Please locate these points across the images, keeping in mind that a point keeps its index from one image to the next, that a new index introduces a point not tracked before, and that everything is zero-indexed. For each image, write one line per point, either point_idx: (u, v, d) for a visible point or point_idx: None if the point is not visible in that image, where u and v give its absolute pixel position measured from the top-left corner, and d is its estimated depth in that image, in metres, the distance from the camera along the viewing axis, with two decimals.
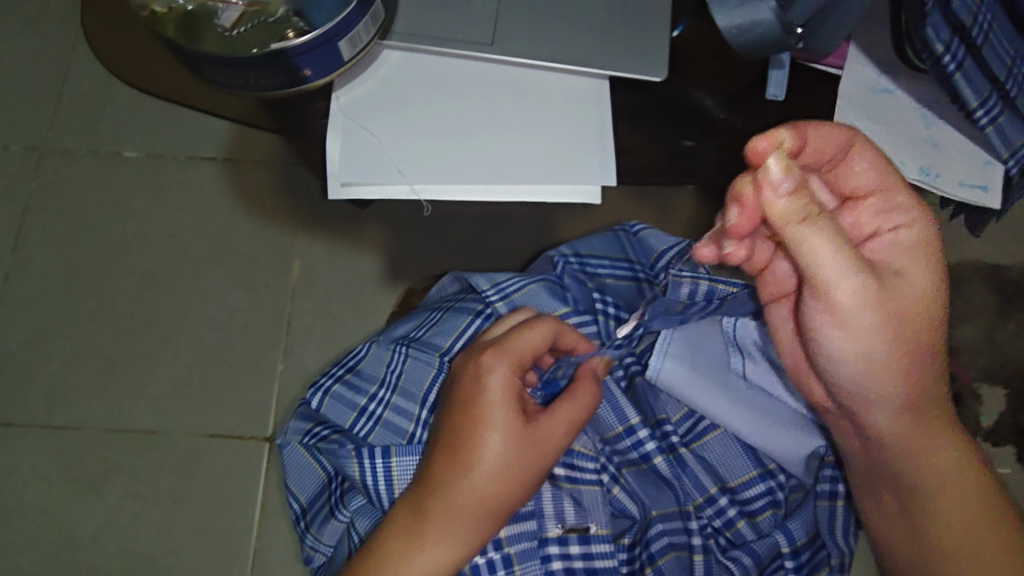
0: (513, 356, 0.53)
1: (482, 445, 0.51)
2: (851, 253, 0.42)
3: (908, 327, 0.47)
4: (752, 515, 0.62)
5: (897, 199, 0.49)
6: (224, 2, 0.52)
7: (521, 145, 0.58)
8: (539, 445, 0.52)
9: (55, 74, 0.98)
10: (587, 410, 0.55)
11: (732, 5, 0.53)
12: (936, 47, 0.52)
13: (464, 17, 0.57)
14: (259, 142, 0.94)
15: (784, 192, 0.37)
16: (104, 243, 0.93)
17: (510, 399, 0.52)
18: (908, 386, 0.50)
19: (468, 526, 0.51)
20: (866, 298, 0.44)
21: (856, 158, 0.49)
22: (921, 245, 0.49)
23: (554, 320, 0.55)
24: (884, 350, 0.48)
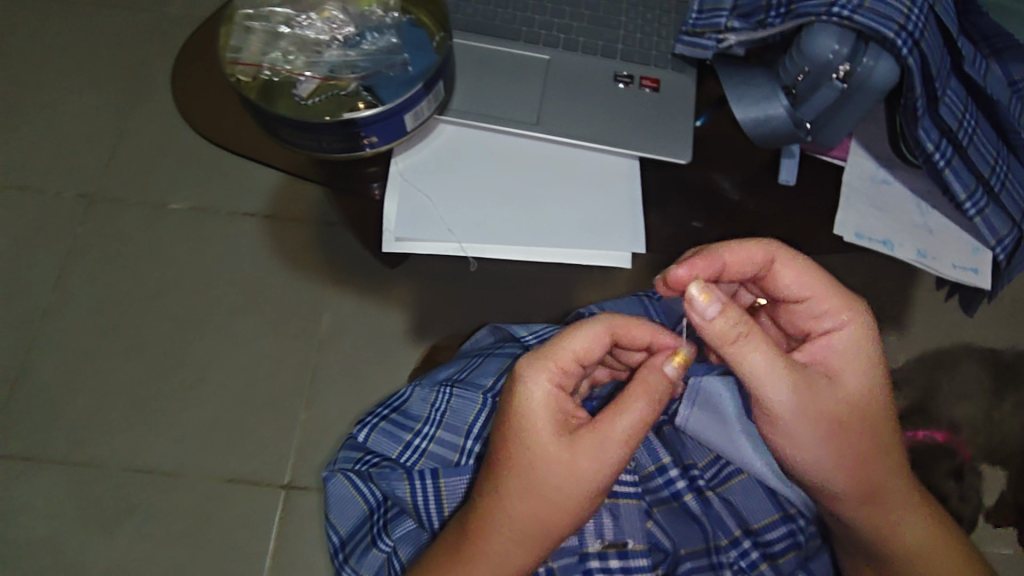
0: (551, 364, 0.50)
1: (520, 464, 0.50)
2: (778, 362, 0.49)
3: (848, 426, 0.52)
4: (775, 558, 0.61)
5: (832, 302, 0.53)
6: (304, 76, 0.59)
7: (562, 211, 0.64)
8: (586, 459, 0.49)
9: (114, 131, 1.05)
10: (637, 421, 0.49)
11: (749, 101, 0.61)
12: (928, 145, 0.60)
13: (515, 102, 0.65)
14: (300, 202, 1.01)
15: (711, 316, 0.46)
16: (144, 287, 0.98)
17: (549, 414, 0.50)
18: (859, 477, 0.54)
19: (512, 549, 0.51)
20: (801, 404, 0.50)
21: (782, 268, 0.53)
22: (859, 343, 0.53)
23: (603, 320, 0.52)
24: (830, 448, 0.52)
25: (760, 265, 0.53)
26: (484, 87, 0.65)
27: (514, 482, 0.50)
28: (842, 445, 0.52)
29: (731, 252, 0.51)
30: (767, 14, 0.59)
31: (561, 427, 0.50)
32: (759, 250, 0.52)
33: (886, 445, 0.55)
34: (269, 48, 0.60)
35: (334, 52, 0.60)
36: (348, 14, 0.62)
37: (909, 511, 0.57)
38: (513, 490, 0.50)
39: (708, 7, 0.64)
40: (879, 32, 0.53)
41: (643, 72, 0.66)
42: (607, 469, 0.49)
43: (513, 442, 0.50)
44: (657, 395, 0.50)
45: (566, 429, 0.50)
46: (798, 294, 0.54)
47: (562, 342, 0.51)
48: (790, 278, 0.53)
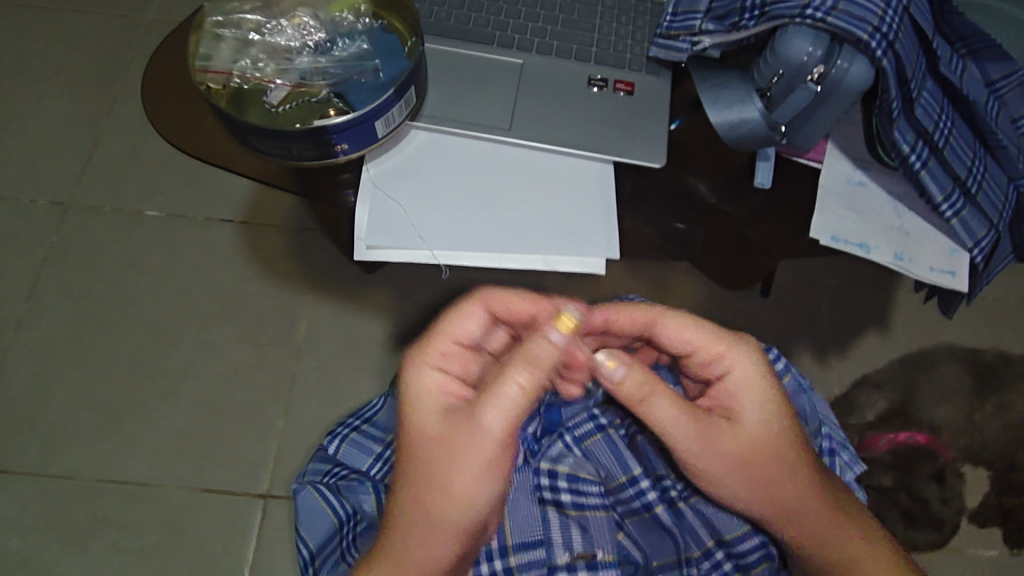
0: (427, 351, 0.53)
1: (410, 450, 0.51)
2: (676, 408, 0.51)
3: (745, 463, 0.54)
4: (748, 569, 0.63)
5: (717, 350, 0.55)
6: (274, 83, 0.58)
7: (535, 217, 0.63)
8: (467, 433, 0.49)
9: (88, 137, 1.04)
10: (512, 387, 0.48)
11: (724, 104, 0.60)
12: (904, 147, 0.60)
13: (488, 107, 0.64)
14: (277, 207, 1.00)
15: (615, 380, 0.50)
16: (118, 296, 0.96)
17: (432, 397, 0.51)
18: (780, 507, 0.56)
19: (423, 547, 0.51)
20: (703, 445, 0.53)
21: (666, 325, 0.54)
22: (751, 382, 0.54)
23: (475, 294, 0.53)
24: (741, 483, 0.54)
25: (642, 328, 0.55)
26: (457, 93, 0.64)
27: (408, 471, 0.51)
28: (747, 478, 0.54)
29: (620, 309, 0.54)
30: (741, 16, 0.59)
31: (445, 408, 0.51)
32: (641, 311, 0.54)
33: (797, 471, 0.55)
34: (239, 56, 0.58)
35: (305, 59, 0.59)
36: (320, 21, 0.61)
37: (852, 530, 0.57)
38: (409, 478, 0.51)
39: (682, 9, 0.64)
40: (852, 34, 0.53)
41: (617, 76, 0.66)
42: (492, 441, 0.49)
43: (402, 432, 0.52)
44: (536, 357, 0.47)
45: (449, 409, 0.51)
46: (686, 345, 0.55)
47: (438, 325, 0.54)
48: (674, 334, 0.54)
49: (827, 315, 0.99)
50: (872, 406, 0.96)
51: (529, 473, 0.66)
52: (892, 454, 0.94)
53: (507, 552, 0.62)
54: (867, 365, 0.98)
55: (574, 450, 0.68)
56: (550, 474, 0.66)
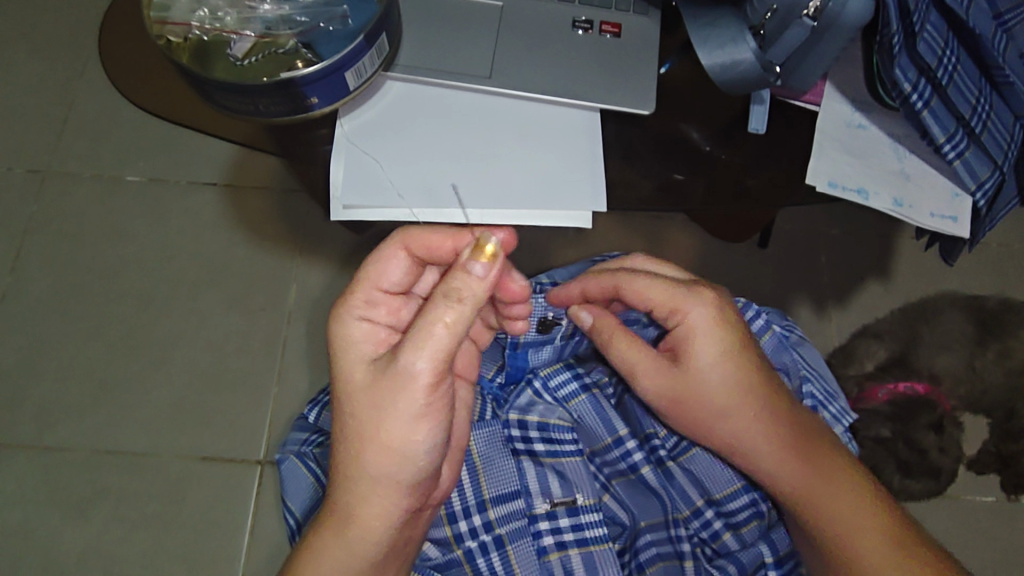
0: (346, 303, 0.53)
1: (342, 409, 0.52)
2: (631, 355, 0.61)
3: (692, 411, 0.60)
4: (738, 527, 0.65)
5: (673, 304, 0.58)
6: (238, 34, 0.54)
7: (517, 171, 0.60)
8: (394, 379, 0.49)
9: (62, 101, 1.00)
10: (436, 325, 0.47)
11: (716, 44, 0.56)
12: (905, 85, 0.56)
13: (465, 54, 0.61)
14: (261, 169, 0.97)
15: (588, 325, 0.63)
16: (102, 265, 0.94)
17: (358, 346, 0.52)
18: (736, 444, 0.60)
19: (365, 495, 0.51)
20: (655, 390, 0.60)
21: (626, 287, 0.60)
22: (704, 329, 0.58)
23: (390, 239, 0.53)
24: (694, 424, 0.61)
25: (611, 290, 0.61)
26: (434, 39, 0.60)
27: (342, 421, 0.51)
28: (697, 419, 0.60)
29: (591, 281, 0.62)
30: None
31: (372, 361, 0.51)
32: (604, 280, 0.61)
33: (751, 420, 0.59)
34: (198, 4, 0.54)
35: (268, 7, 0.55)
36: None
37: (816, 474, 0.59)
38: (342, 427, 0.51)
39: None
40: None
41: (602, 17, 0.62)
42: (417, 384, 0.49)
43: (335, 383, 0.52)
44: (458, 294, 0.47)
45: (376, 362, 0.51)
46: (647, 300, 0.59)
47: (356, 279, 0.54)
48: (638, 290, 0.59)
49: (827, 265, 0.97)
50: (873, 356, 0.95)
51: (499, 425, 0.65)
52: None
53: (485, 506, 0.62)
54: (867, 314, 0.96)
55: (544, 396, 0.67)
56: (520, 424, 0.65)
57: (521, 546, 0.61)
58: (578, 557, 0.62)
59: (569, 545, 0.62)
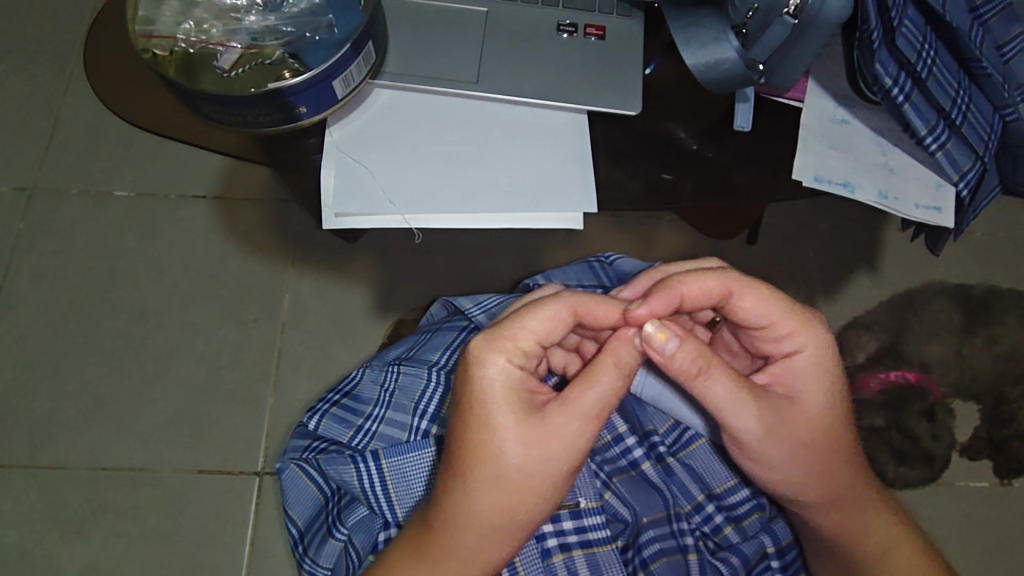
0: (508, 344, 0.46)
1: (487, 454, 0.46)
2: (748, 391, 0.49)
3: (817, 454, 0.52)
4: (739, 520, 0.65)
5: (795, 329, 0.51)
6: (225, 46, 0.54)
7: (506, 174, 0.60)
8: (554, 438, 0.47)
9: (48, 117, 1.00)
10: (606, 390, 0.47)
11: (698, 44, 0.57)
12: (886, 80, 0.57)
13: (450, 60, 0.61)
14: (251, 179, 0.97)
15: (670, 353, 0.47)
16: (95, 281, 0.94)
17: (507, 395, 0.46)
18: (844, 490, 0.55)
19: (477, 541, 0.48)
20: (767, 432, 0.50)
21: (739, 301, 0.49)
22: (819, 364, 0.52)
23: (564, 300, 0.47)
24: (809, 469, 0.52)
25: (718, 298, 0.49)
26: (419, 46, 0.61)
27: (482, 473, 0.47)
28: (809, 463, 0.52)
29: (686, 281, 0.48)
30: None
31: (527, 406, 0.47)
32: (716, 281, 0.49)
33: (854, 463, 0.55)
34: (182, 17, 0.54)
35: (254, 18, 0.55)
36: None
37: (886, 516, 0.57)
38: (480, 479, 0.47)
39: None
40: None
41: (587, 20, 0.63)
42: (574, 446, 0.47)
43: (473, 431, 0.47)
44: (625, 363, 0.47)
45: (535, 409, 0.47)
46: (758, 320, 0.50)
47: (518, 323, 0.47)
48: (750, 307, 0.49)
49: (815, 257, 0.98)
50: (863, 346, 0.96)
51: None
52: (884, 394, 0.93)
53: None
54: (857, 306, 0.97)
55: None
56: None
57: (526, 549, 0.61)
58: (582, 558, 0.62)
59: (572, 547, 0.62)
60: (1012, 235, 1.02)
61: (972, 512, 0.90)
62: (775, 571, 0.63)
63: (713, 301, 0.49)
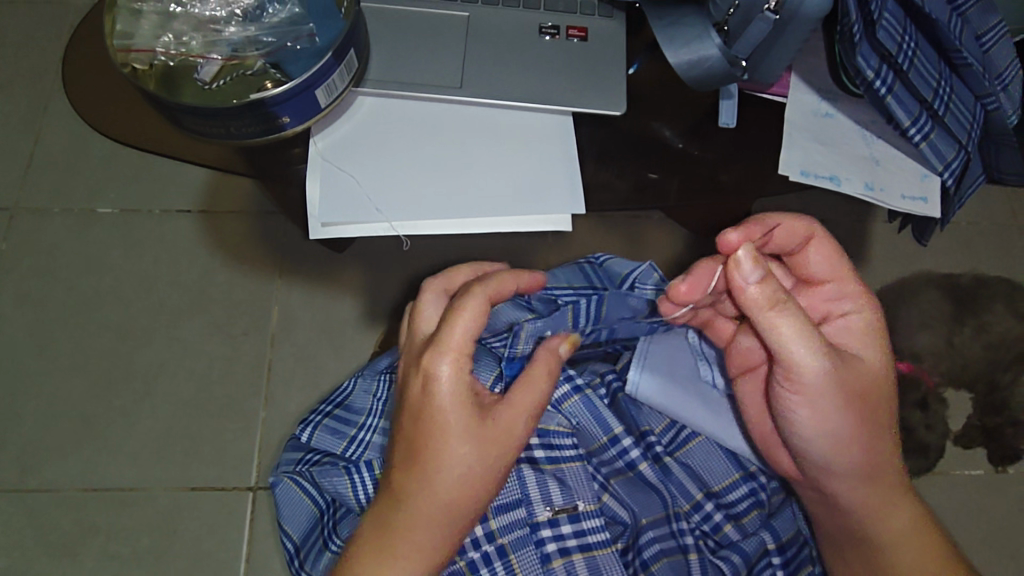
0: (451, 346, 0.50)
1: (442, 450, 0.50)
2: (815, 337, 0.51)
3: (866, 405, 0.54)
4: (739, 518, 0.65)
5: (851, 290, 0.57)
6: (205, 58, 0.53)
7: (492, 179, 0.60)
8: (499, 433, 0.51)
9: (28, 136, 0.99)
10: (541, 390, 0.53)
11: (680, 43, 0.57)
12: (868, 72, 0.57)
13: (434, 66, 0.61)
14: (236, 193, 0.97)
15: (752, 282, 0.48)
16: (80, 300, 0.93)
17: (458, 395, 0.50)
18: (879, 458, 0.56)
19: (433, 533, 0.51)
20: (828, 374, 0.52)
21: (813, 249, 0.56)
22: (870, 326, 0.57)
23: (484, 295, 0.51)
24: (853, 422, 0.54)
25: (800, 240, 0.56)
26: (402, 52, 0.60)
27: (438, 470, 0.50)
28: (857, 415, 0.54)
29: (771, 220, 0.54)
30: None
31: (472, 405, 0.51)
32: (802, 224, 0.55)
33: (892, 432, 0.57)
34: (161, 31, 0.54)
35: (233, 29, 0.54)
36: None
37: (908, 504, 0.58)
38: (436, 475, 0.50)
39: None
40: None
41: (569, 22, 0.63)
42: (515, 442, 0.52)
43: (432, 429, 0.50)
44: (549, 367, 0.54)
45: (481, 407, 0.51)
46: (820, 275, 0.57)
47: (454, 327, 0.50)
48: (819, 259, 0.56)
49: None
50: None
51: None
52: None
53: (485, 516, 0.61)
54: None
55: None
56: None
57: (525, 555, 0.61)
58: (582, 562, 0.61)
59: (572, 551, 0.61)
60: (996, 224, 1.03)
61: (968, 500, 0.90)
62: (777, 568, 0.62)
63: (798, 245, 0.56)
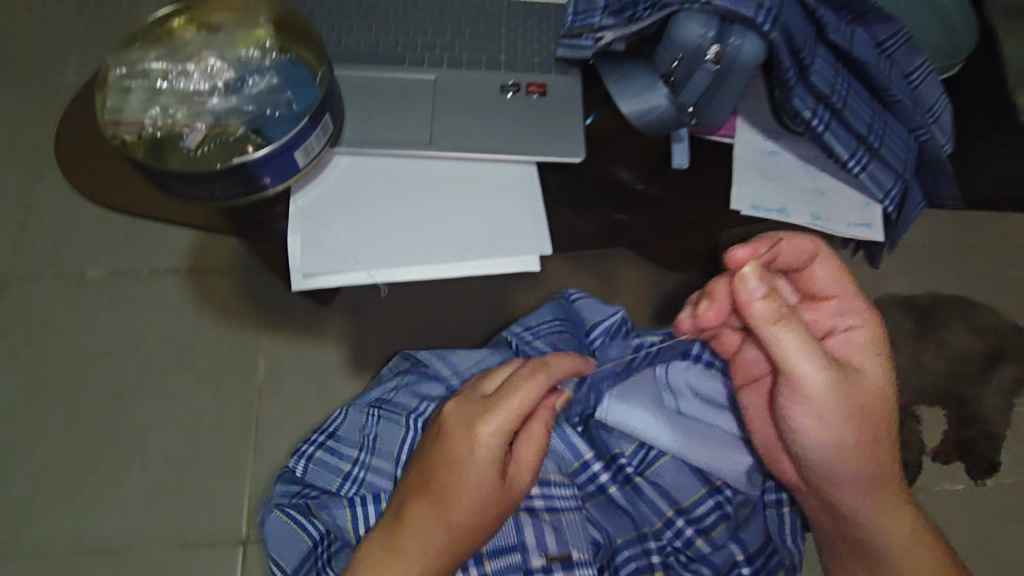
0: (502, 417, 0.56)
1: (463, 502, 0.56)
2: (818, 353, 0.54)
3: (868, 416, 0.57)
4: (708, 532, 0.67)
5: (854, 304, 0.60)
6: (189, 127, 0.58)
7: (461, 225, 0.64)
8: (509, 493, 0.58)
9: (19, 205, 1.02)
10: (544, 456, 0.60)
11: (632, 94, 0.62)
12: (806, 112, 0.62)
13: (406, 126, 0.65)
14: (222, 250, 1.00)
15: (758, 296, 0.50)
16: (69, 361, 0.95)
17: (492, 462, 0.56)
18: (876, 471, 0.59)
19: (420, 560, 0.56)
20: (830, 387, 0.55)
21: (818, 266, 0.59)
22: (874, 341, 0.60)
23: (546, 377, 0.57)
24: (854, 433, 0.57)
25: (806, 258, 0.59)
26: (375, 115, 0.65)
27: (456, 518, 0.56)
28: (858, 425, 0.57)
29: (786, 240, 0.57)
30: (637, 8, 0.61)
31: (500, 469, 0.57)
32: (810, 243, 0.58)
33: (891, 445, 0.60)
34: (148, 104, 0.58)
35: (216, 100, 0.59)
36: (226, 60, 0.60)
37: (907, 514, 0.61)
38: (451, 520, 0.57)
39: (582, 8, 0.65)
40: (740, 13, 0.56)
41: (528, 79, 0.68)
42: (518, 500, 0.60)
43: (459, 483, 0.56)
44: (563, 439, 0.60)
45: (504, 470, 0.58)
46: (824, 289, 0.60)
47: (511, 400, 0.56)
48: (823, 274, 0.60)
49: None
50: None
51: None
52: None
53: (481, 560, 0.64)
54: None
55: None
56: None
57: None
58: None
59: None
60: (952, 247, 1.08)
61: (949, 516, 0.92)
62: None
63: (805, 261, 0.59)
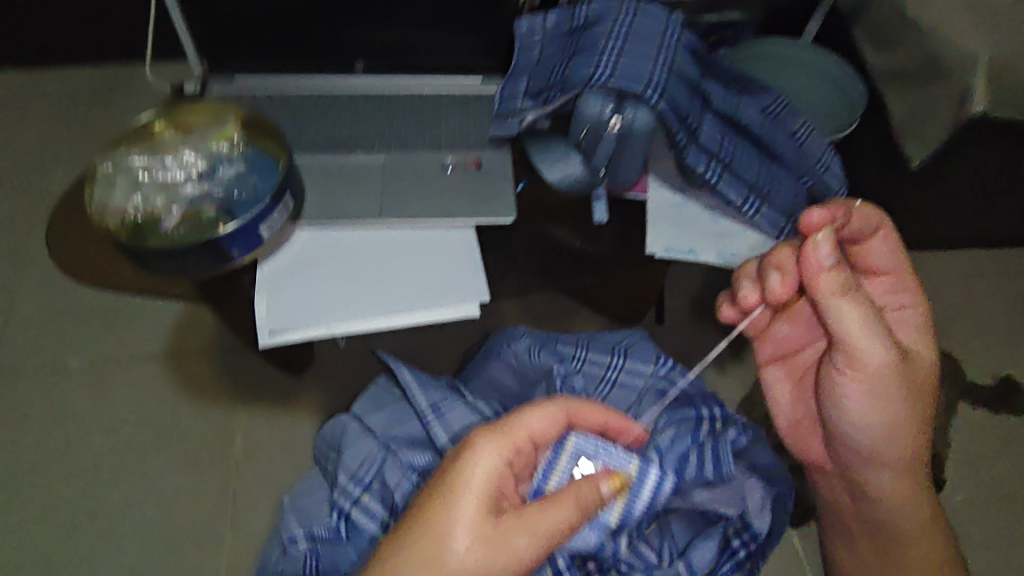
0: (502, 438, 0.57)
1: (440, 527, 0.54)
2: (877, 330, 0.63)
3: (913, 388, 0.67)
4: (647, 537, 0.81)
5: (907, 285, 0.71)
6: (167, 212, 0.66)
7: (410, 283, 0.72)
8: (497, 537, 0.54)
9: (4, 306, 1.09)
10: (560, 516, 0.55)
11: (551, 162, 0.74)
12: (699, 168, 0.73)
13: (358, 200, 0.75)
14: (199, 334, 1.06)
15: (827, 264, 0.59)
16: (49, 451, 0.98)
17: (484, 485, 0.55)
18: (912, 447, 0.69)
19: None
20: (885, 361, 0.64)
21: (877, 242, 0.70)
22: (922, 321, 0.71)
23: (558, 403, 0.61)
24: (898, 404, 0.67)
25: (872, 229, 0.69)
26: (332, 194, 0.75)
27: (428, 547, 0.53)
28: (904, 396, 0.67)
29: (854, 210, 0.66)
30: (551, 91, 0.71)
31: (491, 501, 0.55)
32: (877, 215, 0.68)
33: (925, 424, 0.69)
34: (131, 195, 0.67)
35: (191, 187, 0.68)
36: (201, 153, 0.70)
37: (924, 488, 0.72)
38: (427, 543, 0.54)
39: (508, 91, 0.75)
40: (631, 91, 0.67)
41: (464, 156, 0.78)
42: (515, 560, 0.54)
43: (440, 500, 0.55)
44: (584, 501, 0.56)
45: (497, 504, 0.55)
46: (880, 266, 0.71)
47: (517, 421, 0.58)
48: (881, 252, 0.70)
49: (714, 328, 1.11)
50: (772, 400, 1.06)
51: None
52: None
53: None
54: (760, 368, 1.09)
55: None
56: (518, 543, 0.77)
57: None
58: None
59: None
60: None
61: None
62: None
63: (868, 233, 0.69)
